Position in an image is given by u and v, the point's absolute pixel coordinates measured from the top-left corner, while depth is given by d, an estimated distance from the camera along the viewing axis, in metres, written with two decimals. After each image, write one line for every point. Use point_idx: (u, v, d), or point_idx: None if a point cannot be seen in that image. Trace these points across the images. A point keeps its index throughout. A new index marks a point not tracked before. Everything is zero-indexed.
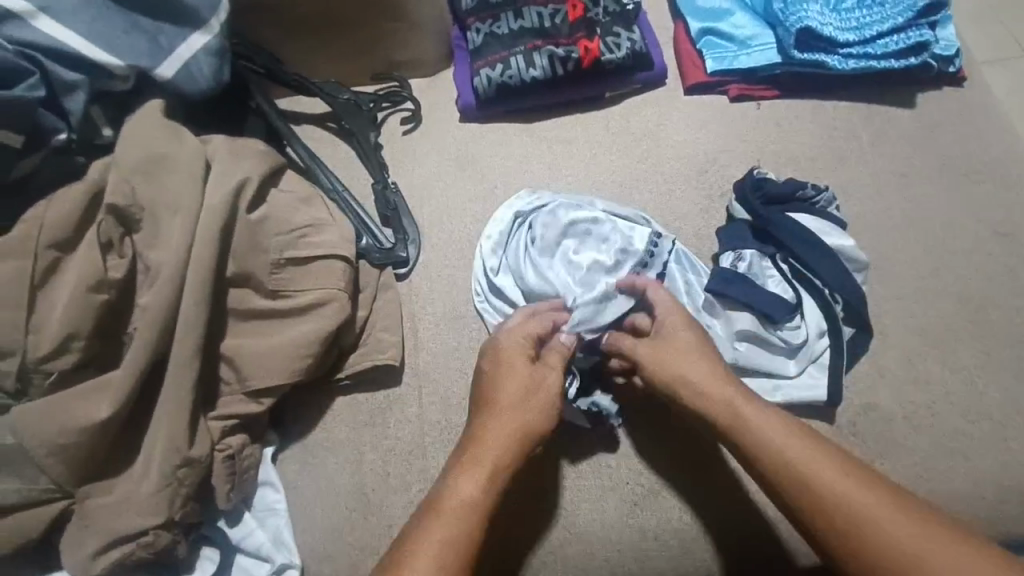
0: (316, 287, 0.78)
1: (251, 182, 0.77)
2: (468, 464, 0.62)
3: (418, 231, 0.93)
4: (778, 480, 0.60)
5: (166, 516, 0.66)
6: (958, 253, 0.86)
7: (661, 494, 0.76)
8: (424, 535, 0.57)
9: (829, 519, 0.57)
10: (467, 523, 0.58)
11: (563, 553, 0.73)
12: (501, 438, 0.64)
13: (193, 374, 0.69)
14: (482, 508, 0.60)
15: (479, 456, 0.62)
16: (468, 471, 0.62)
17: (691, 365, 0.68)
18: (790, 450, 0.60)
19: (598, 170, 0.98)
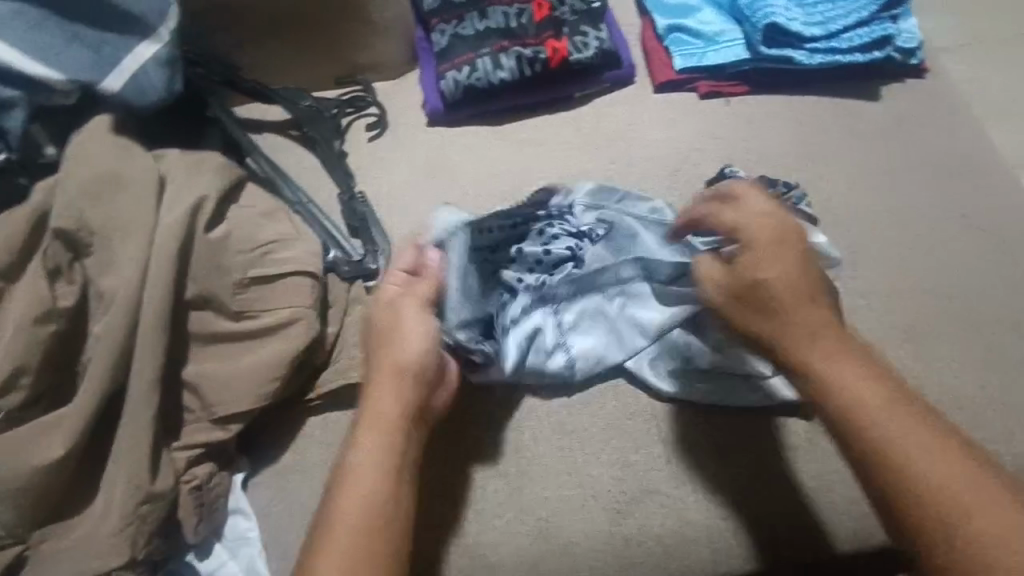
0: (283, 306, 0.74)
1: (209, 200, 0.74)
2: (364, 426, 0.66)
3: (388, 241, 0.91)
4: (870, 439, 0.59)
5: (129, 556, 0.63)
6: (934, 245, 0.86)
7: (645, 502, 0.75)
8: (336, 514, 0.61)
9: (910, 479, 0.57)
10: (377, 478, 0.63)
11: (547, 565, 0.72)
12: (387, 379, 0.68)
13: (153, 405, 0.66)
14: (391, 460, 0.64)
15: (371, 413, 0.67)
16: (371, 418, 0.66)
17: (783, 286, 0.66)
18: (882, 410, 0.60)
19: (570, 172, 0.96)
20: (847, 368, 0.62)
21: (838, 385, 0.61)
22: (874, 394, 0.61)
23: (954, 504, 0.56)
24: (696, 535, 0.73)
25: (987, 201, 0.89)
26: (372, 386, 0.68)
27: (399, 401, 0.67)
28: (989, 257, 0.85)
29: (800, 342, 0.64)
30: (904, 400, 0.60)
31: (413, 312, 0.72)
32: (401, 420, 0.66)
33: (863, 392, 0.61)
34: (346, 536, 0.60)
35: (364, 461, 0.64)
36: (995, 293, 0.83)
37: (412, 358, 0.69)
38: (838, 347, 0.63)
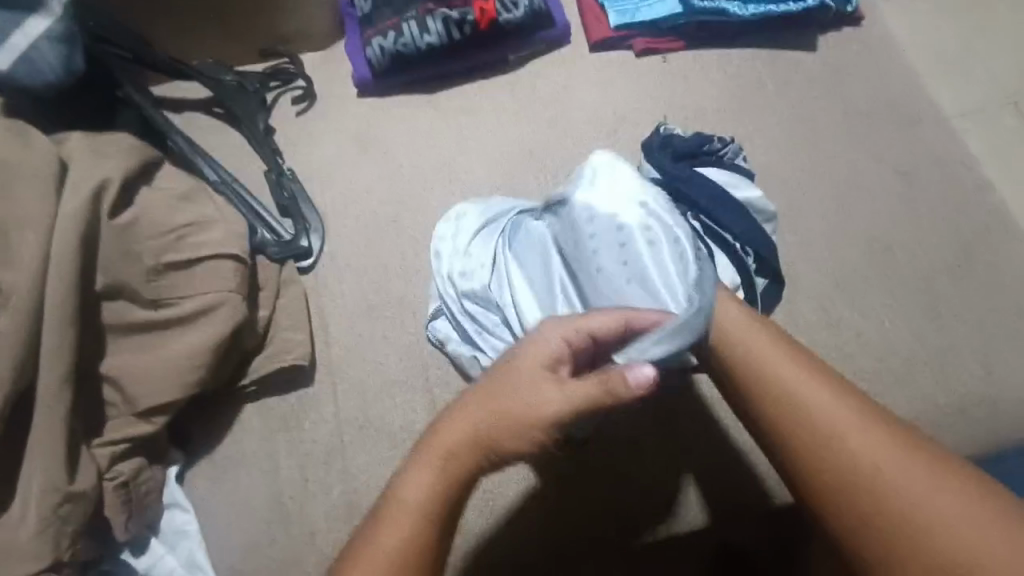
0: (202, 291, 0.71)
1: (113, 184, 0.70)
2: (428, 459, 0.49)
3: (321, 218, 0.87)
4: (799, 444, 0.48)
5: (53, 559, 0.61)
6: (867, 196, 0.86)
7: (585, 466, 0.74)
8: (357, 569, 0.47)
9: (864, 491, 0.45)
10: (412, 525, 0.48)
11: (490, 535, 0.72)
12: (466, 452, 0.49)
13: (65, 402, 0.63)
14: (432, 521, 0.48)
15: (450, 455, 0.49)
16: (400, 499, 0.49)
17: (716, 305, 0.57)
18: (824, 411, 0.48)
19: (507, 139, 0.92)
20: (775, 359, 0.52)
21: (767, 381, 0.51)
22: (818, 399, 0.49)
23: (896, 523, 0.44)
24: (636, 492, 0.73)
25: (922, 147, 0.89)
26: (422, 461, 0.50)
27: (437, 493, 0.49)
28: (924, 202, 0.85)
29: (736, 348, 0.54)
30: (842, 395, 0.49)
31: (551, 383, 0.50)
32: (441, 512, 0.48)
33: (798, 396, 0.50)
34: None
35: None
36: (930, 238, 0.83)
37: (484, 431, 0.49)
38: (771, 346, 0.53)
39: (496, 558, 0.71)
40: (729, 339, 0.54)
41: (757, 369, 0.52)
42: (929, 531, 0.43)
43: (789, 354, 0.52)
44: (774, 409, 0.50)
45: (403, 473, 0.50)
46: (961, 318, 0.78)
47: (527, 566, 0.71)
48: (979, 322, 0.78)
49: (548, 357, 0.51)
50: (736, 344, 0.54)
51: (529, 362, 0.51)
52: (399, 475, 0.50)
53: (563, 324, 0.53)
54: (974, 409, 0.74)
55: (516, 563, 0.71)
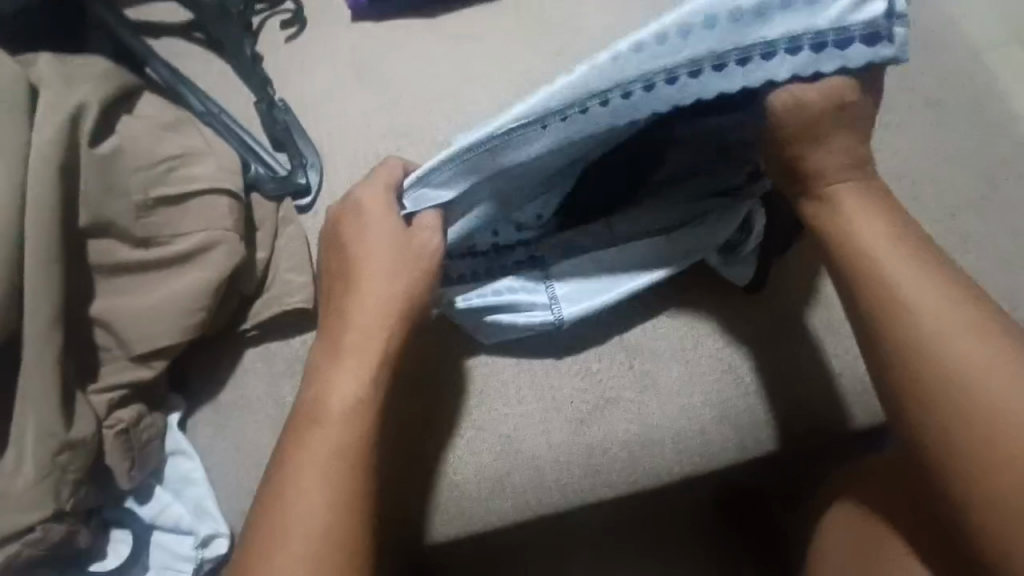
0: (197, 229, 0.66)
1: (91, 111, 0.64)
2: (337, 357, 0.57)
3: (318, 154, 0.81)
4: (901, 334, 0.49)
5: (55, 507, 0.58)
6: (901, 127, 0.80)
7: (609, 407, 0.72)
8: (300, 453, 0.53)
9: (940, 376, 0.47)
10: (343, 418, 0.54)
11: (512, 480, 0.71)
12: (366, 332, 0.57)
13: (55, 346, 0.59)
14: (364, 401, 0.55)
15: (348, 339, 0.57)
16: (329, 407, 0.55)
17: (869, 224, 0.53)
18: (925, 299, 0.49)
19: (517, 68, 0.85)
20: (884, 245, 0.52)
21: (873, 265, 0.52)
22: (920, 287, 0.50)
23: (994, 445, 0.45)
24: (664, 444, 0.71)
25: (964, 71, 0.83)
26: (336, 355, 0.57)
27: (364, 380, 0.56)
28: (961, 134, 0.80)
29: (848, 234, 0.53)
30: (953, 292, 0.50)
31: (388, 242, 0.57)
32: (370, 400, 0.56)
33: (895, 280, 0.51)
34: (323, 495, 0.51)
35: (332, 442, 0.53)
36: (962, 172, 0.78)
37: (377, 317, 0.57)
38: (887, 234, 0.52)
39: (518, 500, 0.70)
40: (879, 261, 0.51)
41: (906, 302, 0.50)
42: None
43: (895, 241, 0.52)
44: (875, 290, 0.51)
45: (321, 372, 0.57)
46: (988, 254, 0.75)
47: (550, 508, 0.70)
48: (1006, 258, 0.75)
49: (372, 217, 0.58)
50: (854, 238, 0.53)
51: (349, 223, 0.59)
52: (314, 375, 0.57)
53: (372, 184, 0.59)
54: None
55: (539, 505, 0.70)
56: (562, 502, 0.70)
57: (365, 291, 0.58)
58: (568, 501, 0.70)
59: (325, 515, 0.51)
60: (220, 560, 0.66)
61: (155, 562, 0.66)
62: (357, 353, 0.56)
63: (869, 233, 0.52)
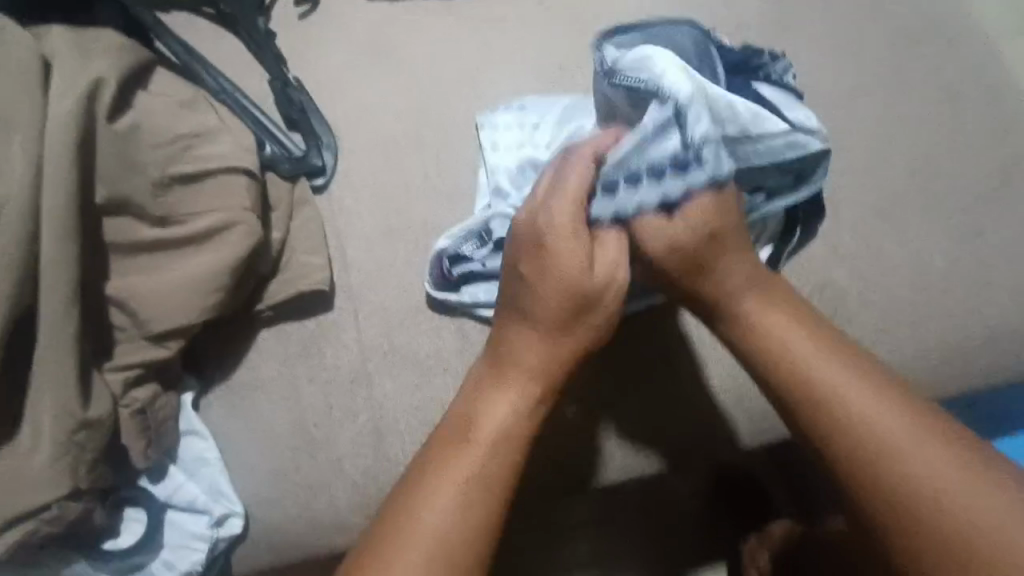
0: (216, 208, 0.65)
1: (108, 84, 0.62)
2: (501, 381, 0.58)
3: (334, 135, 0.80)
4: (862, 449, 0.53)
5: (73, 486, 0.58)
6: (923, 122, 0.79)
7: (617, 394, 0.71)
8: (439, 472, 0.54)
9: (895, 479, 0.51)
10: (498, 443, 0.56)
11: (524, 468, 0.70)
12: (538, 360, 0.58)
13: (73, 323, 0.58)
14: (525, 427, 0.57)
15: (511, 369, 0.58)
16: (478, 429, 0.56)
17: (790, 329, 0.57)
18: (870, 408, 0.53)
19: (533, 49, 0.83)
20: (819, 360, 0.55)
21: (811, 380, 0.55)
22: (863, 399, 0.54)
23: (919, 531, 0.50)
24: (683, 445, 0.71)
25: (980, 65, 0.82)
26: (498, 386, 0.58)
27: (518, 410, 0.57)
28: (975, 129, 0.80)
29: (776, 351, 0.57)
30: (887, 399, 0.54)
31: (581, 268, 0.56)
32: (531, 425, 0.58)
33: (833, 384, 0.54)
34: (459, 511, 0.53)
35: (468, 470, 0.54)
36: (975, 167, 0.79)
37: (540, 346, 0.58)
38: (816, 344, 0.56)
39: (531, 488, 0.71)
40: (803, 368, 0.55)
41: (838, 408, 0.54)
42: (978, 530, 0.49)
43: (818, 344, 0.57)
44: (812, 412, 0.55)
45: (476, 396, 0.58)
46: (1003, 252, 0.76)
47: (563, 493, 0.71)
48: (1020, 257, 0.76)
49: (560, 237, 0.56)
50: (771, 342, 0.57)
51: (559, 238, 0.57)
52: (471, 395, 0.58)
53: (567, 198, 0.57)
54: (1004, 339, 0.74)
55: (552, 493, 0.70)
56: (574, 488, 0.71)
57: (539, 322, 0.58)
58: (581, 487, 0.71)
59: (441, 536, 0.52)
60: (235, 539, 0.67)
61: (169, 540, 0.66)
62: (524, 383, 0.58)
63: (788, 337, 0.57)
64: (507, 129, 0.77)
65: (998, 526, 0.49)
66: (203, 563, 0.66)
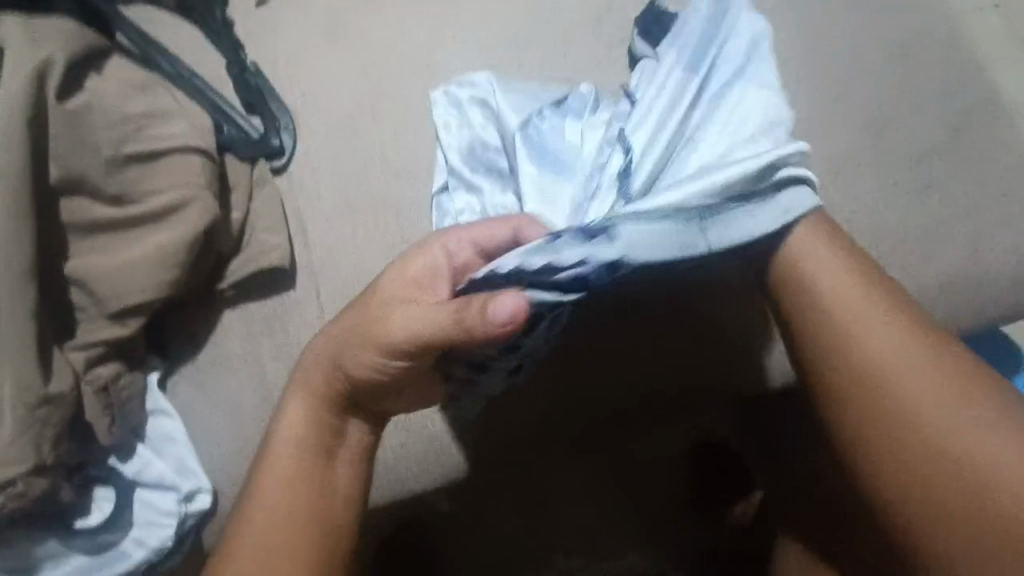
0: (172, 187, 0.66)
1: (59, 66, 0.63)
2: (303, 400, 0.59)
3: (293, 117, 0.81)
4: (861, 411, 0.56)
5: (36, 462, 0.59)
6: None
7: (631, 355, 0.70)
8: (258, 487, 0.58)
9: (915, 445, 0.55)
10: (301, 467, 0.58)
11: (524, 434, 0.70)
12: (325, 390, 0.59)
13: (32, 300, 0.59)
14: (313, 457, 0.58)
15: (312, 392, 0.59)
16: (279, 448, 0.58)
17: (826, 276, 0.59)
18: (921, 380, 0.56)
19: (486, 25, 0.84)
20: (883, 327, 0.57)
21: (853, 343, 0.57)
22: (882, 354, 0.56)
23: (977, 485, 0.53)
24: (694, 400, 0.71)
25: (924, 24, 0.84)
26: (298, 394, 0.59)
27: (306, 436, 0.58)
28: (921, 86, 0.82)
29: (827, 311, 0.58)
30: (942, 395, 0.55)
31: (435, 299, 0.56)
32: (325, 450, 0.59)
33: (863, 340, 0.57)
34: (274, 524, 0.56)
35: (306, 415, 0.59)
36: (922, 123, 0.80)
37: (362, 337, 0.57)
38: (856, 301, 0.58)
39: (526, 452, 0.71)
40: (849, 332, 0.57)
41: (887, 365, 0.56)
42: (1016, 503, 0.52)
43: (863, 298, 0.58)
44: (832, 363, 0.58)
45: (301, 411, 0.59)
46: (951, 202, 0.78)
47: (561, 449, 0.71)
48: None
49: (425, 269, 0.58)
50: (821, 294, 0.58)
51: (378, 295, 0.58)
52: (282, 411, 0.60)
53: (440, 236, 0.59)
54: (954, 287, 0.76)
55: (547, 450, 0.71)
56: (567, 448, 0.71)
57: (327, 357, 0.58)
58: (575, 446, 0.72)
59: (302, 485, 0.58)
60: (204, 514, 0.68)
61: (139, 518, 0.67)
62: (316, 410, 0.59)
63: (833, 284, 0.58)
64: (472, 105, 0.75)
65: (1012, 479, 0.53)
66: (173, 539, 0.67)
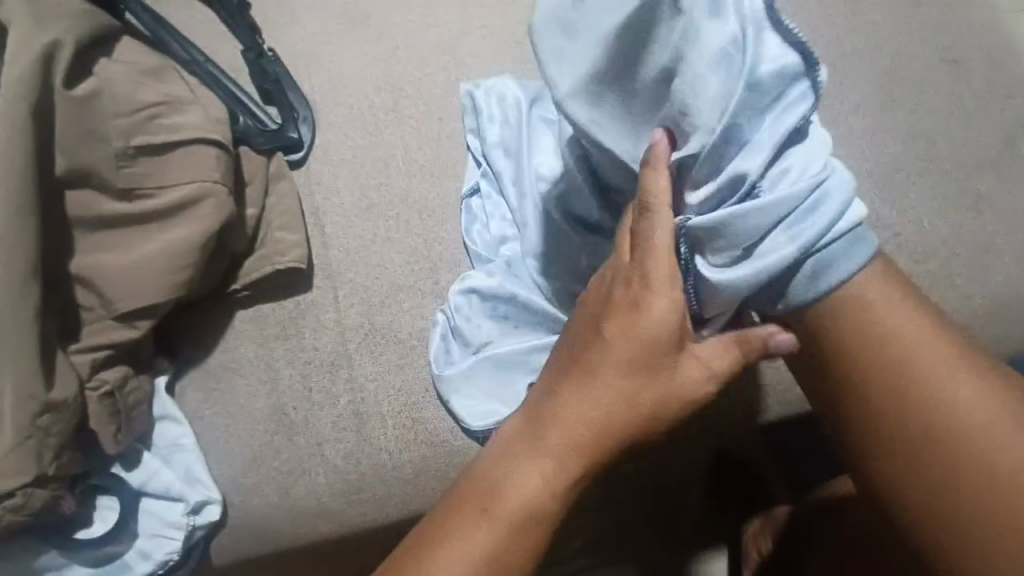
0: (184, 181, 0.62)
1: (65, 48, 0.59)
2: (537, 452, 0.50)
3: (310, 109, 0.76)
4: (910, 443, 0.47)
5: (37, 473, 0.55)
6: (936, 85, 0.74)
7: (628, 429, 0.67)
8: (451, 543, 0.49)
9: (943, 455, 0.46)
10: (527, 523, 0.49)
11: None
12: (581, 432, 0.49)
13: (32, 299, 0.55)
14: (559, 505, 0.49)
15: (551, 439, 0.50)
16: (505, 501, 0.49)
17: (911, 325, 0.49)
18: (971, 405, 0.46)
19: (517, 16, 0.80)
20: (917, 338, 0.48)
21: (882, 361, 0.48)
22: (960, 391, 0.47)
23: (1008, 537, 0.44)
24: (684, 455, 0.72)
25: (979, 28, 0.79)
26: (542, 436, 0.50)
27: (552, 492, 0.49)
28: (974, 94, 0.77)
29: (850, 333, 0.49)
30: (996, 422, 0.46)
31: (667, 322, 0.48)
32: (557, 508, 0.49)
33: (933, 380, 0.47)
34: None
35: (537, 480, 0.49)
36: (975, 133, 0.76)
37: (610, 400, 0.49)
38: (927, 339, 0.48)
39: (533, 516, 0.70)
40: (892, 360, 0.48)
41: (947, 409, 0.47)
42: None
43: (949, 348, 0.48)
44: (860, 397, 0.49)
45: (514, 459, 0.50)
46: (1005, 217, 0.74)
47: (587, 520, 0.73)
48: None
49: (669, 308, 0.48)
50: (871, 327, 0.49)
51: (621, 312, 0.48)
52: (502, 460, 0.50)
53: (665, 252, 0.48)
54: (1010, 310, 0.71)
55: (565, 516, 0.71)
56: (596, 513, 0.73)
57: (579, 398, 0.49)
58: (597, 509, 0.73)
59: (526, 557, 0.49)
60: (212, 526, 0.64)
61: (145, 529, 0.64)
62: (564, 459, 0.49)
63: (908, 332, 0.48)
64: (493, 125, 0.72)
65: None
66: (180, 552, 0.64)
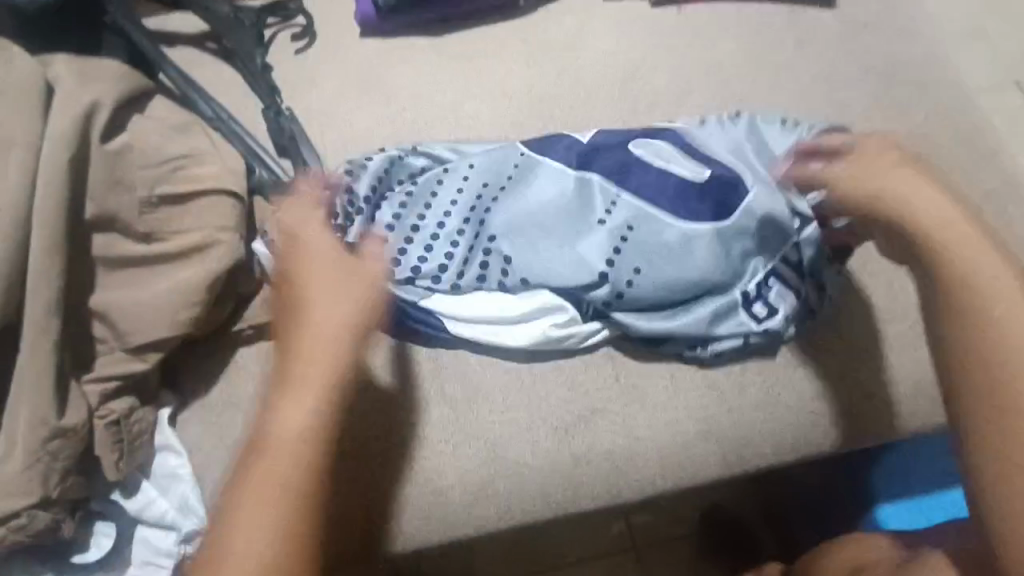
0: (199, 227, 0.68)
1: (104, 109, 0.66)
2: (288, 379, 0.57)
3: (322, 163, 0.82)
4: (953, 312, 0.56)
5: (42, 494, 0.60)
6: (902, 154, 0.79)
7: (612, 408, 0.72)
8: (250, 484, 0.54)
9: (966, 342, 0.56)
10: (302, 451, 0.55)
11: (496, 488, 0.70)
12: (315, 368, 0.57)
13: (52, 335, 0.60)
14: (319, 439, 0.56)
15: (292, 368, 0.57)
16: (266, 433, 0.56)
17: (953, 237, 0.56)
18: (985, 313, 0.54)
19: (519, 86, 0.86)
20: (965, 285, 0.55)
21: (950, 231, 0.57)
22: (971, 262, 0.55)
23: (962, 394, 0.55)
24: (653, 463, 0.71)
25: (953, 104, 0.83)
26: (300, 373, 0.57)
27: (307, 412, 0.56)
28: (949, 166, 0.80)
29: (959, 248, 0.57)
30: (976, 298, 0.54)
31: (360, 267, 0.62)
32: (326, 437, 0.57)
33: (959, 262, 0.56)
34: (281, 536, 0.53)
35: (297, 416, 0.56)
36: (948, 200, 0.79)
37: (334, 347, 0.58)
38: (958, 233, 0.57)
39: (501, 509, 0.69)
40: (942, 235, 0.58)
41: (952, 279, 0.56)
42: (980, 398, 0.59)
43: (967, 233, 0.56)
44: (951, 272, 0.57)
45: (274, 402, 0.57)
46: None
47: (534, 518, 0.70)
48: None
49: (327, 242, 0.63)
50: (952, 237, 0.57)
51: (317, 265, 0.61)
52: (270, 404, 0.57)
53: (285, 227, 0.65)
54: None
55: (521, 514, 0.70)
56: (546, 512, 0.70)
57: (312, 341, 0.58)
58: (552, 510, 0.70)
59: (296, 499, 0.54)
60: None
61: (137, 557, 0.67)
62: (316, 384, 0.57)
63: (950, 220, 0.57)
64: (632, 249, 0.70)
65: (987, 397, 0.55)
66: None
